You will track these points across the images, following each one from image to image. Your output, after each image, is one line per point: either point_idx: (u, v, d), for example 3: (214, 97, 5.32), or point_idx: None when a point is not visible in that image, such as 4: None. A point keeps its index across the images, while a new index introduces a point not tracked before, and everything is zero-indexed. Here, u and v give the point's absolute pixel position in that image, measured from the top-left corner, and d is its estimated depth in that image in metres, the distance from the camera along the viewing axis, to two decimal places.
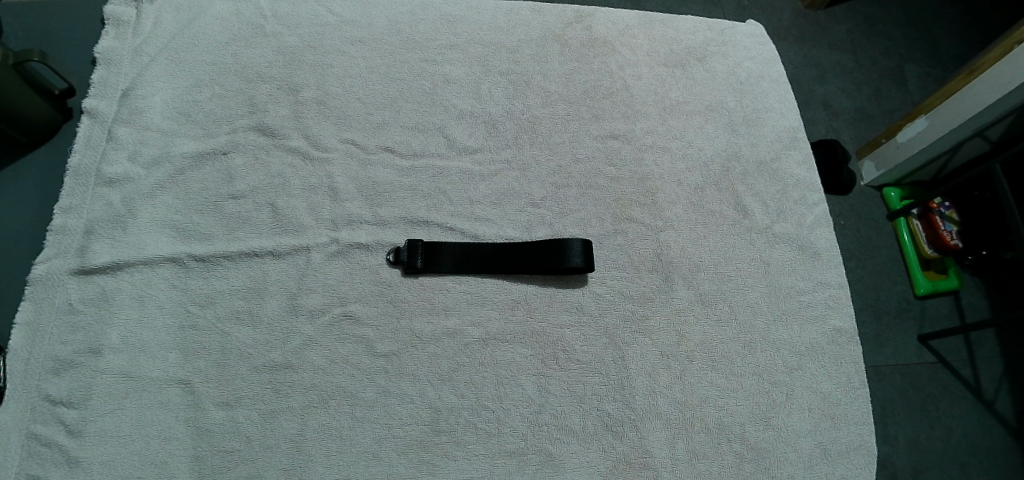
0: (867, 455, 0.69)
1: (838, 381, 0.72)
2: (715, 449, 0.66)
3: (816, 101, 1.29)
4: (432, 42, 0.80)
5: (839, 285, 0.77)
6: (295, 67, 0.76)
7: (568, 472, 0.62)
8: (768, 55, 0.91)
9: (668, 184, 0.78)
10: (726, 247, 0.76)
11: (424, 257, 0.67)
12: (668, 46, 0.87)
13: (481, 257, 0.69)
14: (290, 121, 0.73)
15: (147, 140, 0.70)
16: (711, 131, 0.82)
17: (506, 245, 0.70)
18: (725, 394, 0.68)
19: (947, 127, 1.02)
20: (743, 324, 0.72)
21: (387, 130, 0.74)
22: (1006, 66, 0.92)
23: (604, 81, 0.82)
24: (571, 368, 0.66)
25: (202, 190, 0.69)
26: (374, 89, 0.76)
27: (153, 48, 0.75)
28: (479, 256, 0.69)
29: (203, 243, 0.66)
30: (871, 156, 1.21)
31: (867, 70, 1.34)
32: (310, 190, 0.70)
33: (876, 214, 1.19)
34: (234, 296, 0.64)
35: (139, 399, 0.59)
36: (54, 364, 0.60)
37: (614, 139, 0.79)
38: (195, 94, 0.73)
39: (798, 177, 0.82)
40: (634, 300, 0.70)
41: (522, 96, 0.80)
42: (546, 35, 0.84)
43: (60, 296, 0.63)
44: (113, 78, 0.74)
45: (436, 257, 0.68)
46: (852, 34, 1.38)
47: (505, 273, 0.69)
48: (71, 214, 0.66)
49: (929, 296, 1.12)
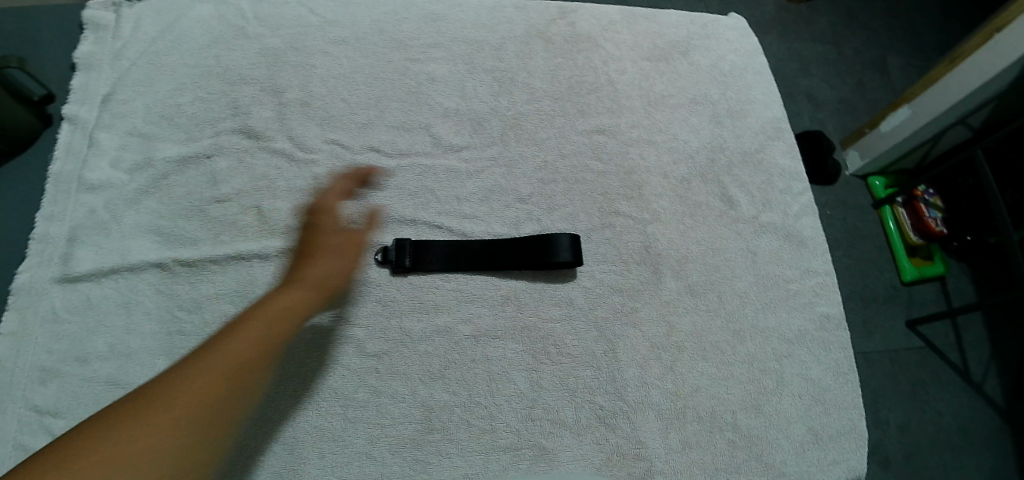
0: (858, 439, 0.70)
1: (827, 366, 0.73)
2: (708, 438, 0.66)
3: (800, 93, 1.30)
4: (416, 41, 0.80)
5: (825, 273, 0.78)
6: (278, 69, 0.76)
7: (562, 466, 0.62)
8: (750, 47, 0.91)
9: (654, 177, 0.78)
10: (713, 238, 0.77)
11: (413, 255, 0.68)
12: (651, 41, 0.87)
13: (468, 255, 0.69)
14: (274, 123, 0.73)
15: (129, 145, 0.70)
16: (695, 123, 0.83)
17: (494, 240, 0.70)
18: (716, 383, 0.69)
19: (929, 115, 1.04)
20: (731, 313, 0.73)
21: (373, 130, 0.74)
22: (985, 54, 0.93)
23: (589, 77, 0.83)
24: (562, 362, 0.66)
25: (187, 194, 0.68)
26: (359, 89, 0.76)
27: (133, 52, 0.75)
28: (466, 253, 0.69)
29: (189, 248, 0.66)
30: (855, 145, 1.22)
31: (849, 61, 1.36)
32: (296, 192, 0.70)
33: (861, 203, 1.21)
34: (221, 300, 0.64)
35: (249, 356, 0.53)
36: (40, 373, 0.59)
37: (599, 134, 0.80)
38: (177, 98, 0.73)
39: (782, 167, 0.83)
40: (623, 292, 0.71)
41: (507, 93, 0.80)
42: (530, 32, 0.84)
43: (45, 305, 0.62)
44: (93, 83, 0.73)
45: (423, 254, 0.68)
46: (834, 25, 1.39)
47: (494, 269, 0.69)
48: (54, 221, 0.66)
49: (916, 282, 1.13)
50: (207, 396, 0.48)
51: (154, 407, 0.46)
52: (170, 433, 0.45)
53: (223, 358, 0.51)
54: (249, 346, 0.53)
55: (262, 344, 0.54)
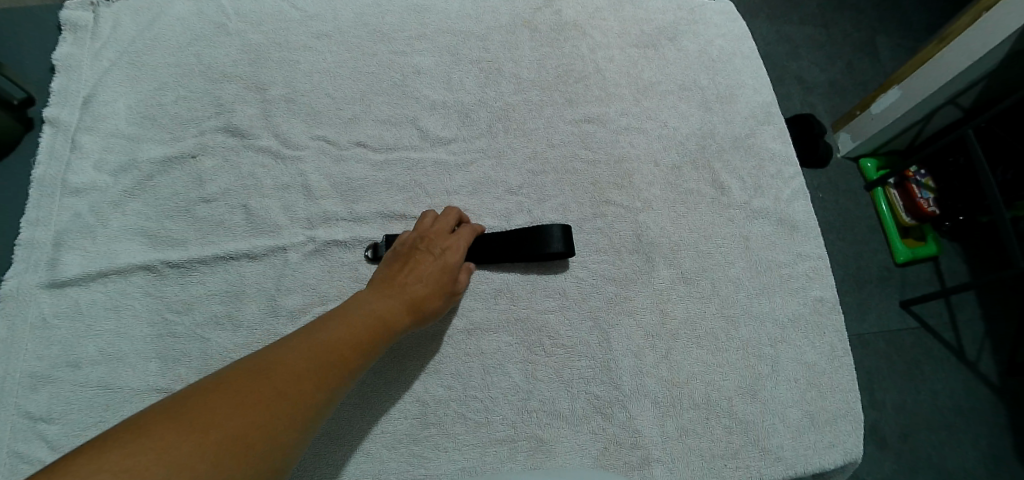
0: (854, 421, 0.70)
1: (822, 350, 0.73)
2: (705, 424, 0.67)
3: (790, 77, 1.30)
4: (400, 33, 0.79)
5: (818, 256, 0.78)
6: (261, 65, 0.75)
7: (559, 457, 0.62)
8: (738, 31, 0.91)
9: (644, 165, 0.78)
10: (706, 225, 0.76)
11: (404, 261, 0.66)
12: (638, 27, 0.87)
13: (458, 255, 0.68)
14: (259, 121, 0.72)
15: (113, 147, 0.69)
16: (685, 110, 0.83)
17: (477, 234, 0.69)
18: (711, 370, 0.69)
19: (920, 95, 1.03)
20: (725, 299, 0.73)
21: (359, 125, 0.74)
22: (975, 32, 0.93)
23: (576, 65, 0.82)
24: (557, 353, 0.66)
25: (173, 195, 0.68)
26: (344, 84, 0.75)
27: (113, 53, 0.73)
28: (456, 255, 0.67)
29: (177, 249, 0.65)
30: (846, 127, 1.22)
31: (839, 43, 1.35)
32: (284, 189, 0.69)
33: (854, 185, 1.21)
34: (211, 301, 0.63)
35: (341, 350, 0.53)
36: (30, 380, 0.59)
37: (588, 123, 0.79)
38: (159, 98, 0.72)
39: (773, 151, 0.83)
40: (616, 282, 0.71)
41: (494, 83, 0.79)
42: (515, 21, 0.83)
43: (33, 311, 0.61)
44: (72, 84, 0.71)
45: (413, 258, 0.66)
46: (823, 7, 1.38)
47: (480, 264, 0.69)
48: (38, 227, 0.65)
49: (909, 263, 1.14)
50: (292, 405, 0.46)
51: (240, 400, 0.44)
52: (260, 444, 0.43)
53: (309, 363, 0.50)
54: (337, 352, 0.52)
55: (342, 349, 0.53)
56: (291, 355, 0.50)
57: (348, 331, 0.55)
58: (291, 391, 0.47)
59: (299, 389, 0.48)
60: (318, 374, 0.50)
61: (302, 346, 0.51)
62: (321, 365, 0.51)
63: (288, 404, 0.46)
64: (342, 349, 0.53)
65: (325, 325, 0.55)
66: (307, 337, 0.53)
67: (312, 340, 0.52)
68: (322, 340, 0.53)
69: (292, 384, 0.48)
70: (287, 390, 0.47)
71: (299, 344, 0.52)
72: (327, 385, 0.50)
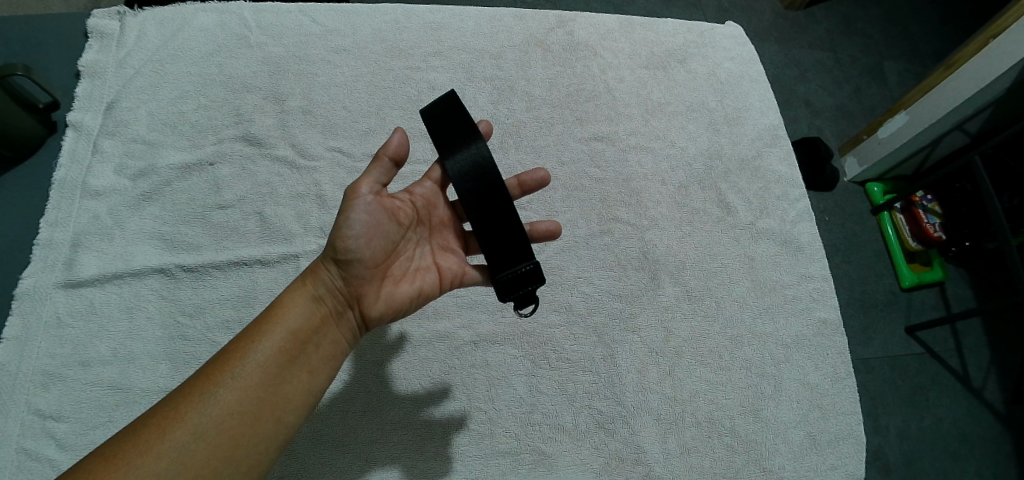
0: (857, 444, 0.70)
1: (825, 371, 0.73)
2: (706, 443, 0.67)
3: (797, 100, 1.31)
4: (417, 49, 0.81)
5: (823, 278, 0.78)
6: (280, 76, 0.77)
7: (560, 470, 0.62)
8: (747, 55, 0.92)
9: (651, 184, 0.79)
10: (712, 244, 0.77)
11: (508, 270, 0.55)
12: (648, 49, 0.88)
13: (542, 224, 0.61)
14: (276, 130, 0.74)
15: (134, 152, 0.71)
16: (692, 130, 0.84)
17: (481, 167, 0.53)
18: (713, 388, 0.69)
19: (927, 121, 1.05)
20: (729, 319, 0.73)
21: (374, 137, 0.75)
22: (982, 59, 0.94)
23: (588, 85, 0.84)
24: (561, 366, 0.67)
25: (189, 200, 0.69)
26: (360, 97, 0.77)
27: (138, 61, 0.76)
28: (548, 223, 0.61)
29: (191, 253, 0.67)
30: (853, 152, 1.23)
31: (846, 67, 1.37)
32: (297, 199, 0.71)
33: (860, 209, 1.21)
34: (223, 306, 0.65)
35: (291, 358, 0.49)
36: (42, 378, 0.60)
37: (597, 141, 0.80)
38: (180, 106, 0.74)
39: (779, 173, 0.84)
40: (623, 298, 0.72)
41: (506, 100, 0.81)
42: (529, 41, 0.85)
43: (48, 310, 0.62)
44: (96, 90, 0.73)
45: (505, 262, 0.55)
46: (832, 32, 1.40)
47: (521, 195, 0.62)
48: (57, 228, 0.66)
49: (916, 288, 1.13)
50: (247, 435, 0.45)
51: (135, 472, 0.40)
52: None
53: (255, 384, 0.47)
54: (259, 384, 0.47)
55: (293, 358, 0.49)
56: (221, 389, 0.46)
57: (269, 354, 0.48)
58: (208, 453, 0.43)
59: (211, 447, 0.43)
60: (247, 420, 0.45)
61: (210, 392, 0.45)
62: (243, 409, 0.45)
63: (208, 454, 0.43)
64: (262, 379, 0.47)
65: (271, 328, 0.49)
66: (216, 375, 0.46)
67: (219, 384, 0.46)
68: (234, 378, 0.46)
69: (205, 443, 0.43)
70: (225, 429, 0.44)
71: (207, 386, 0.46)
72: (256, 428, 0.46)
